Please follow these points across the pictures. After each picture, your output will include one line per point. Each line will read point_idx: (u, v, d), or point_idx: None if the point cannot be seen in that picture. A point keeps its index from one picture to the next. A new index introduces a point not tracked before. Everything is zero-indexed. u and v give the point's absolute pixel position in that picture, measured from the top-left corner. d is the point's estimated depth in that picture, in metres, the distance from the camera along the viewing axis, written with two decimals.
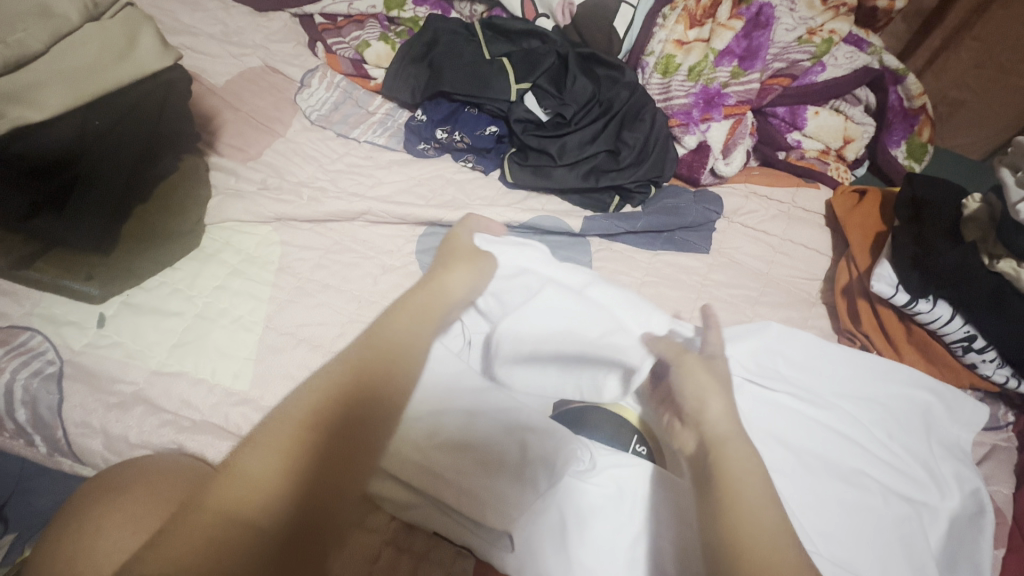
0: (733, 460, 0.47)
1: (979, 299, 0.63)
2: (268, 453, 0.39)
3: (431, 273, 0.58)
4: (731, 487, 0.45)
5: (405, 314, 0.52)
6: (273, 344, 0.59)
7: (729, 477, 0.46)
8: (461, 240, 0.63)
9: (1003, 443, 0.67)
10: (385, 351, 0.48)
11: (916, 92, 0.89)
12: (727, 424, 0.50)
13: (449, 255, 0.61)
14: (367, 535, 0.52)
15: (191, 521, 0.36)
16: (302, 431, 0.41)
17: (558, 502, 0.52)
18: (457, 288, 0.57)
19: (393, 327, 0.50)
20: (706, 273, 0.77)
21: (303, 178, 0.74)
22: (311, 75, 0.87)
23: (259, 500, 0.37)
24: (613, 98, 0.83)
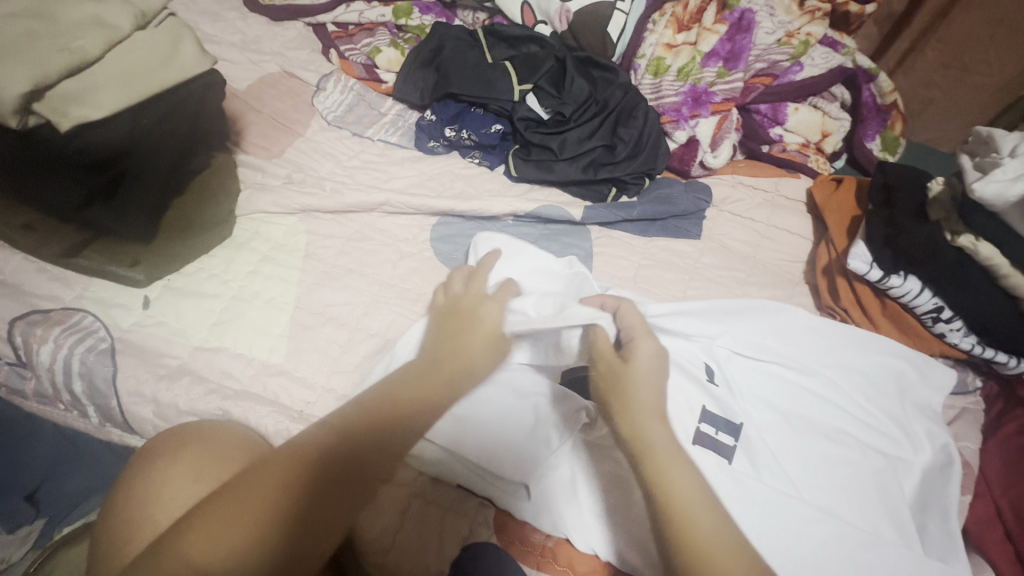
0: (671, 474, 0.47)
1: (944, 273, 0.69)
2: (283, 467, 0.44)
3: (446, 347, 0.56)
4: (672, 501, 0.46)
5: (416, 398, 0.50)
6: (303, 322, 0.65)
7: (671, 491, 0.46)
8: (487, 313, 0.60)
9: (971, 406, 0.74)
10: (422, 386, 0.51)
11: (886, 89, 0.97)
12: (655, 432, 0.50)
13: (458, 310, 0.61)
14: (406, 493, 0.56)
15: (208, 520, 0.41)
16: (327, 442, 0.46)
17: (569, 459, 0.58)
18: (470, 364, 0.56)
19: (391, 394, 0.50)
20: (698, 256, 0.83)
21: (323, 174, 0.80)
22: (326, 80, 0.93)
23: (258, 515, 0.41)
24: (609, 98, 0.89)
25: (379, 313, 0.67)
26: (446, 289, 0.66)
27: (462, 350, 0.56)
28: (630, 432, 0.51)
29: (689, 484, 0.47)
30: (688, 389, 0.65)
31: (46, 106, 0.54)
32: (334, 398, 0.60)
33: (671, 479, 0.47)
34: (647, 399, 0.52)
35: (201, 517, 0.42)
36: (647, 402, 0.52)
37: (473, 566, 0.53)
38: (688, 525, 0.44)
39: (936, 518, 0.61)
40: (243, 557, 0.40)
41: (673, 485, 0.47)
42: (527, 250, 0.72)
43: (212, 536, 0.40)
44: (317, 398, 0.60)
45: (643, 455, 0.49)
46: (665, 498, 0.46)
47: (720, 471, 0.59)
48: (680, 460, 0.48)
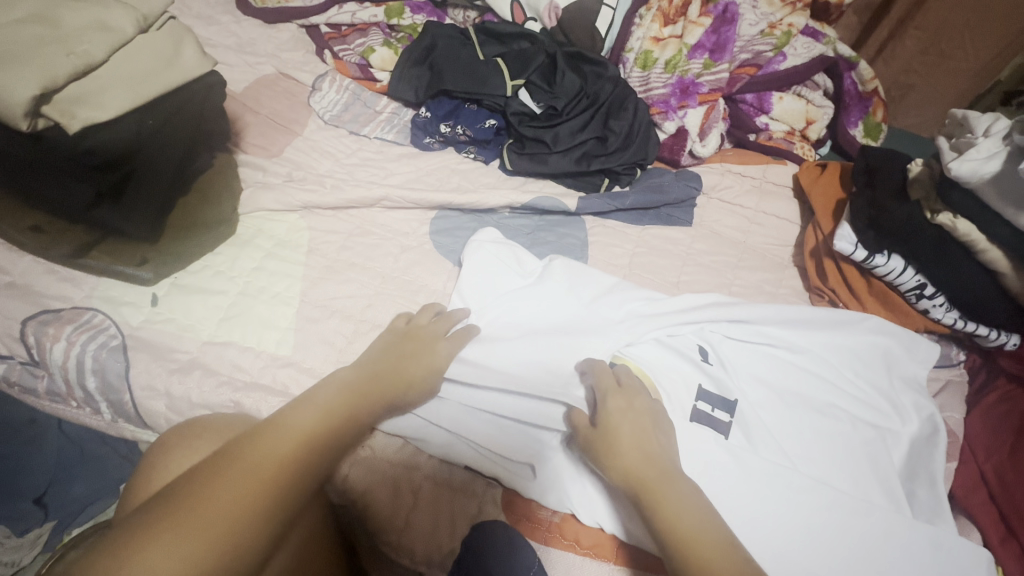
0: (670, 502, 0.49)
1: (925, 251, 0.73)
2: (274, 441, 0.47)
3: (384, 369, 0.57)
4: (687, 537, 0.47)
5: (361, 411, 0.53)
6: (309, 315, 0.67)
7: (681, 524, 0.48)
8: (440, 350, 0.61)
9: (956, 377, 0.77)
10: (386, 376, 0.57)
11: (868, 77, 0.99)
12: (649, 470, 0.52)
13: (413, 345, 0.60)
14: (388, 466, 0.59)
15: (179, 520, 0.40)
16: (315, 419, 0.50)
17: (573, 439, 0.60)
18: (404, 390, 0.57)
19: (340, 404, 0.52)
20: (690, 243, 0.86)
21: (322, 171, 0.82)
22: (321, 80, 0.94)
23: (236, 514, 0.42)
24: (599, 91, 0.92)
25: (383, 304, 0.69)
26: (409, 319, 0.65)
27: (404, 379, 0.57)
28: (626, 472, 0.52)
29: (687, 506, 0.49)
30: (684, 368, 0.68)
31: (55, 108, 0.56)
32: None
33: (677, 511, 0.49)
34: (629, 436, 0.54)
35: (168, 516, 0.40)
36: (633, 443, 0.53)
37: (482, 546, 0.55)
38: (695, 547, 0.46)
39: (924, 484, 0.64)
40: (240, 531, 0.42)
41: (682, 521, 0.48)
42: (518, 254, 0.75)
43: (183, 534, 0.40)
44: None
45: (648, 493, 0.50)
46: (677, 536, 0.47)
47: (717, 444, 0.62)
48: (678, 491, 0.50)
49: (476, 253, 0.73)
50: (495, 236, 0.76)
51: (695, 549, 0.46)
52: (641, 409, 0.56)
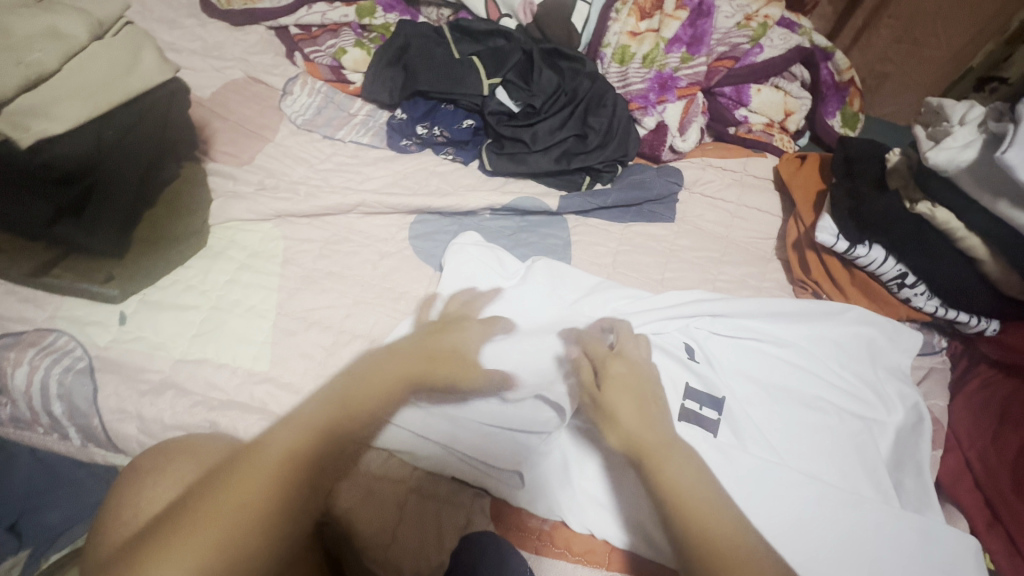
0: (670, 469, 0.51)
1: (904, 240, 0.73)
2: (260, 466, 0.45)
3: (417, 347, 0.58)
4: (683, 499, 0.49)
5: (378, 396, 0.53)
6: (286, 327, 0.65)
7: (678, 489, 0.50)
8: (469, 333, 0.61)
9: (939, 365, 0.77)
10: (390, 371, 0.54)
11: (845, 66, 0.99)
12: (653, 434, 0.54)
13: (447, 328, 0.61)
14: (380, 483, 0.56)
15: (183, 534, 0.41)
16: (303, 435, 0.47)
17: (560, 444, 0.60)
18: (429, 373, 0.56)
19: (355, 393, 0.52)
20: (673, 239, 0.85)
21: (295, 178, 0.79)
22: (292, 83, 0.91)
23: (238, 521, 0.42)
24: (577, 87, 0.91)
25: (363, 314, 0.67)
26: (438, 305, 0.67)
27: (439, 358, 0.58)
28: (625, 439, 0.54)
29: (686, 476, 0.51)
30: (670, 368, 0.67)
31: (8, 121, 0.54)
32: None
33: (677, 477, 0.50)
34: (629, 407, 0.56)
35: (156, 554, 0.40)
36: (633, 414, 0.55)
37: (472, 564, 0.53)
38: (700, 514, 0.48)
39: (911, 474, 0.64)
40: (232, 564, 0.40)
41: (680, 485, 0.50)
42: (501, 257, 0.74)
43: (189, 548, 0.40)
44: None
45: (649, 457, 0.52)
46: (674, 498, 0.49)
47: (706, 443, 0.61)
48: (676, 460, 0.52)
49: (456, 256, 0.72)
50: (475, 238, 0.75)
51: (691, 508, 0.49)
52: (640, 371, 0.59)
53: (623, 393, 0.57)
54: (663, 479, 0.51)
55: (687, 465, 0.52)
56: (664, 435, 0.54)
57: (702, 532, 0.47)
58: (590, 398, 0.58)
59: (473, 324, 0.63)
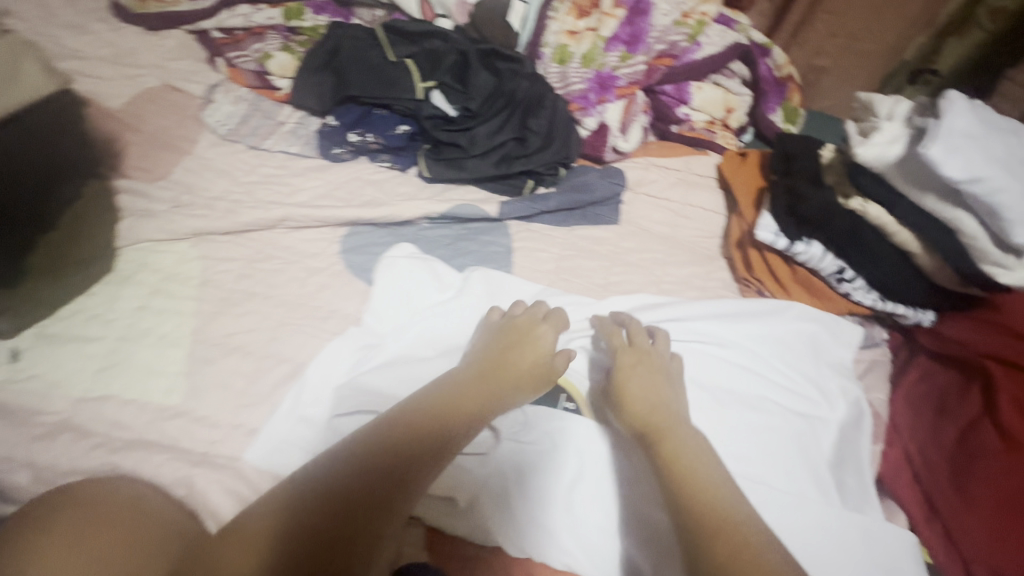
0: (675, 444, 0.55)
1: (840, 236, 0.73)
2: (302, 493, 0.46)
3: (492, 361, 0.59)
4: (682, 474, 0.52)
5: (460, 418, 0.54)
6: (202, 356, 0.60)
7: (679, 465, 0.53)
8: (542, 334, 0.63)
9: (880, 357, 0.77)
10: (461, 392, 0.55)
11: (782, 62, 1.01)
12: (663, 411, 0.58)
13: (518, 334, 0.62)
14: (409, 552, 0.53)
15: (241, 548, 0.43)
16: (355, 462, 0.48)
17: (498, 464, 0.57)
18: (503, 390, 0.57)
19: (425, 413, 0.53)
20: (618, 242, 0.84)
21: (216, 193, 0.74)
22: (214, 91, 0.86)
23: (289, 536, 0.44)
24: (515, 89, 0.88)
25: (289, 336, 0.63)
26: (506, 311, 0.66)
27: (511, 375, 0.59)
28: (634, 417, 0.58)
29: (693, 455, 0.54)
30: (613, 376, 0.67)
31: None
32: (244, 433, 0.56)
33: (676, 450, 0.54)
34: (642, 386, 0.60)
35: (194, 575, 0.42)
36: (640, 395, 0.59)
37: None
38: (692, 479, 0.52)
39: (853, 472, 0.64)
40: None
41: (680, 459, 0.53)
42: (436, 269, 0.71)
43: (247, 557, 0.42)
44: (224, 437, 0.56)
45: (655, 430, 0.56)
46: (672, 471, 0.53)
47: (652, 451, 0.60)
48: (677, 439, 0.55)
49: (388, 270, 0.68)
50: (409, 251, 0.71)
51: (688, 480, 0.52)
52: (654, 363, 0.63)
53: (633, 376, 0.61)
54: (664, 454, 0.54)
55: (684, 442, 0.55)
56: (669, 412, 0.58)
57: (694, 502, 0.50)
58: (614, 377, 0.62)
59: (544, 326, 0.64)
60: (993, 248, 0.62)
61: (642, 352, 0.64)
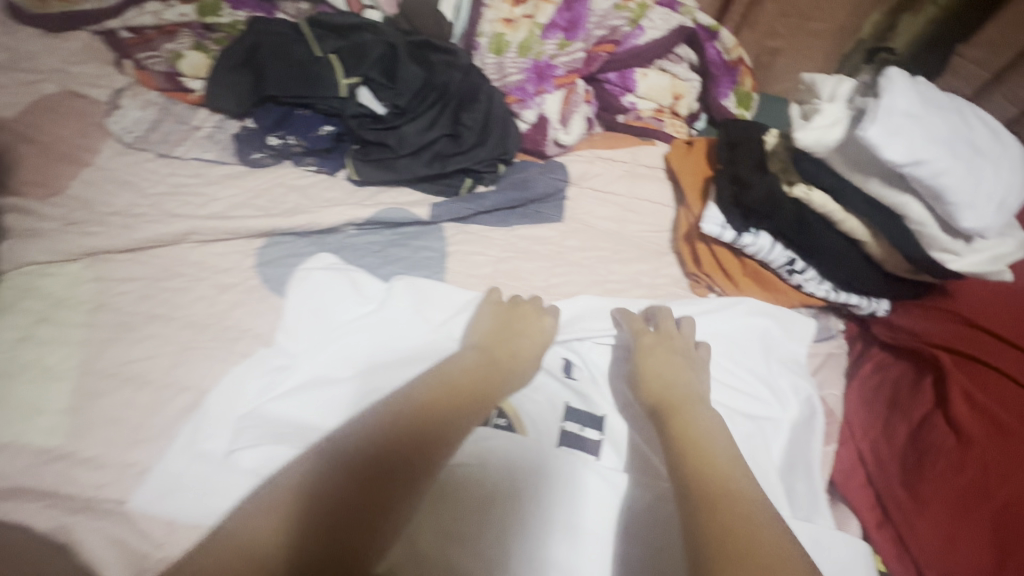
0: (692, 418, 0.53)
1: (786, 226, 0.69)
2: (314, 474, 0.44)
3: (499, 346, 0.60)
4: (694, 447, 0.50)
5: (479, 398, 0.54)
6: (92, 389, 0.55)
7: (691, 434, 0.51)
8: (543, 321, 0.64)
9: (836, 350, 0.74)
10: (475, 376, 0.56)
11: (731, 45, 0.95)
12: (682, 388, 0.58)
13: (514, 316, 0.64)
14: None
15: (249, 524, 0.41)
16: (366, 441, 0.46)
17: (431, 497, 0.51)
18: (506, 375, 0.58)
19: (446, 391, 0.53)
20: (562, 241, 0.79)
21: (118, 208, 0.68)
22: (120, 96, 0.80)
23: (300, 515, 0.41)
24: (448, 82, 0.83)
25: (192, 362, 0.58)
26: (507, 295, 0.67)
27: (512, 359, 0.60)
28: (651, 392, 0.58)
29: (708, 427, 0.52)
30: (551, 387, 0.63)
31: None
32: (135, 474, 0.51)
33: (690, 423, 0.52)
34: (663, 365, 0.60)
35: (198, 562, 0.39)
36: (659, 374, 0.59)
37: None
38: (702, 446, 0.50)
39: (804, 475, 0.61)
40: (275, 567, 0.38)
41: (696, 431, 0.52)
42: (356, 279, 0.66)
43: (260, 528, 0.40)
44: (114, 479, 0.51)
45: (673, 404, 0.56)
46: (684, 443, 0.51)
47: (589, 470, 0.55)
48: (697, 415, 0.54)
49: (302, 283, 0.63)
50: (326, 262, 0.66)
51: (698, 451, 0.49)
52: (671, 341, 0.64)
53: (654, 358, 0.61)
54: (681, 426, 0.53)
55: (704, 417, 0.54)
56: (693, 392, 0.57)
57: (703, 469, 0.47)
58: (637, 355, 0.63)
59: (546, 316, 0.65)
60: (941, 233, 0.59)
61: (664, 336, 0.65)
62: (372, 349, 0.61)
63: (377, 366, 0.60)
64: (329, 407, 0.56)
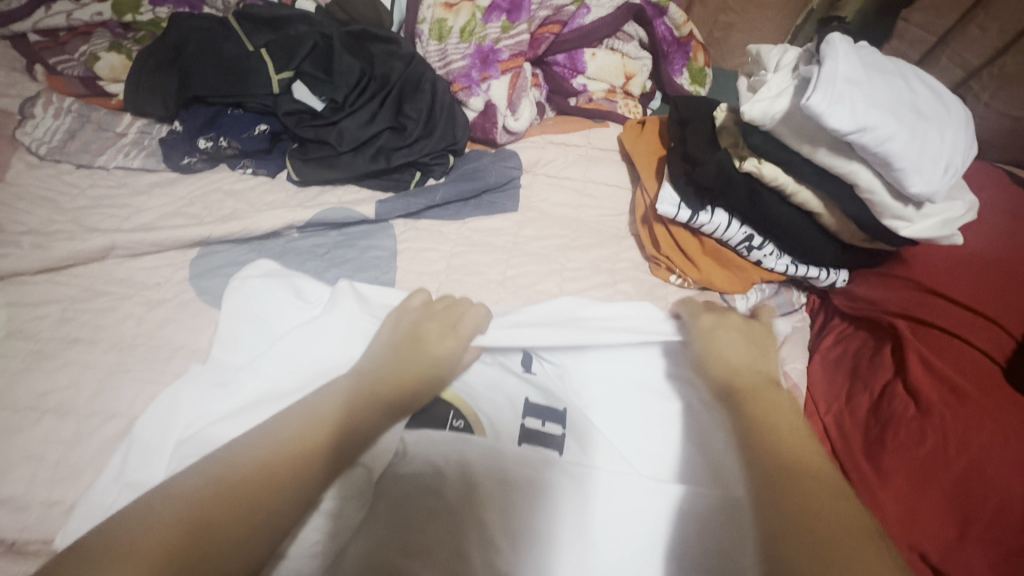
0: (771, 399, 0.48)
1: (741, 201, 0.68)
2: (280, 447, 0.43)
3: (388, 371, 0.51)
4: (779, 428, 0.45)
5: (410, 397, 0.51)
6: (7, 424, 0.51)
7: (769, 416, 0.46)
8: (444, 344, 0.54)
9: (799, 325, 0.73)
10: (414, 376, 0.52)
11: (681, 22, 0.93)
12: (752, 371, 0.52)
13: (414, 336, 0.54)
14: None
15: (184, 500, 0.38)
16: (326, 424, 0.45)
17: (378, 496, 0.51)
18: (422, 381, 0.52)
19: (388, 391, 0.50)
20: (517, 230, 0.76)
21: (33, 226, 0.64)
22: (31, 104, 0.73)
23: (266, 488, 0.40)
24: (388, 72, 0.80)
25: (119, 387, 0.54)
26: (427, 300, 0.60)
27: (426, 366, 0.53)
28: (719, 370, 0.53)
29: (786, 408, 0.47)
30: (510, 385, 0.60)
31: None
32: (61, 511, 0.47)
33: (778, 409, 0.47)
34: (735, 344, 0.55)
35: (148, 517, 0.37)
36: (729, 353, 0.54)
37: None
38: (774, 424, 0.45)
39: None
40: (223, 533, 0.37)
41: (779, 417, 0.46)
42: (298, 284, 0.61)
43: (207, 491, 0.39)
44: (36, 519, 0.47)
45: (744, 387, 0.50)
46: (759, 425, 0.46)
47: (551, 468, 0.53)
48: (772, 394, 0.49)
49: (240, 293, 0.59)
50: (266, 268, 0.62)
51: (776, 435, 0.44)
52: (735, 319, 0.58)
53: (728, 335, 0.56)
54: (756, 408, 0.48)
55: (782, 398, 0.49)
56: (765, 376, 0.52)
57: (782, 446, 0.43)
58: (704, 329, 0.57)
59: (452, 338, 0.55)
60: (892, 201, 0.58)
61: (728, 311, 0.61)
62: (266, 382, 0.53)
63: (274, 393, 0.53)
64: None
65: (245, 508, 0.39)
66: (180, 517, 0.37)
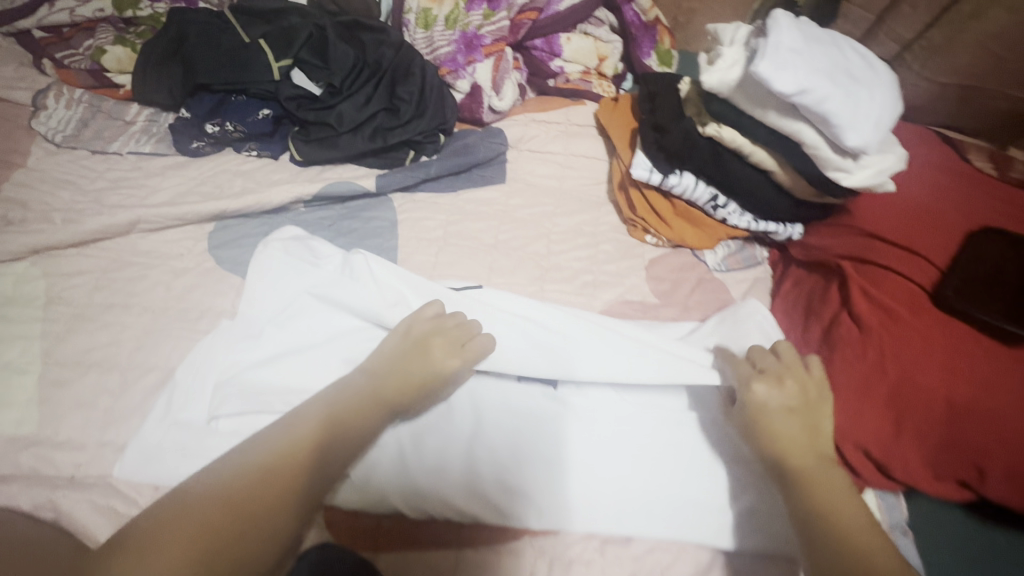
0: (830, 479, 0.50)
1: (705, 163, 0.76)
2: (291, 444, 0.47)
3: (389, 376, 0.54)
4: (843, 523, 0.46)
5: (404, 398, 0.54)
6: (56, 378, 0.56)
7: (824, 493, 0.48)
8: (445, 360, 0.56)
9: (762, 274, 0.82)
10: (405, 383, 0.55)
11: (647, 6, 0.99)
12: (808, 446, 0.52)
13: (421, 349, 0.56)
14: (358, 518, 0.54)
15: (207, 499, 0.42)
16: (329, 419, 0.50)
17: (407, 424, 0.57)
18: (418, 390, 0.55)
19: (390, 391, 0.54)
20: (506, 200, 0.83)
21: (58, 206, 0.69)
22: (43, 96, 0.78)
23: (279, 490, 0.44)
24: (380, 58, 0.86)
25: (155, 343, 0.60)
26: (440, 312, 0.60)
27: (421, 373, 0.56)
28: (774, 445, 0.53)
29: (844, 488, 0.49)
30: None
31: None
32: (113, 450, 0.53)
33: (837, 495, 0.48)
34: (796, 424, 0.54)
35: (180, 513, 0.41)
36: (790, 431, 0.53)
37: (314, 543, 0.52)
38: (830, 502, 0.48)
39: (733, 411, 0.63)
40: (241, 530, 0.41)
41: (840, 503, 0.48)
42: (319, 249, 0.67)
43: (227, 491, 0.43)
44: (92, 459, 0.52)
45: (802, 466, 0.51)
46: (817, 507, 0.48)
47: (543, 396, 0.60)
48: (841, 493, 0.48)
49: (266, 253, 0.65)
50: (292, 234, 0.69)
51: (849, 539, 0.45)
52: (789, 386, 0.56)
53: (787, 414, 0.54)
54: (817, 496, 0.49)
55: (844, 487, 0.49)
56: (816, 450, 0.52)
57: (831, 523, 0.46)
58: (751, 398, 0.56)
59: (457, 357, 0.57)
60: (833, 154, 0.67)
61: (784, 373, 0.57)
62: (285, 334, 0.59)
63: (292, 341, 0.59)
64: (244, 396, 0.54)
65: (261, 502, 0.43)
66: (206, 514, 0.41)
